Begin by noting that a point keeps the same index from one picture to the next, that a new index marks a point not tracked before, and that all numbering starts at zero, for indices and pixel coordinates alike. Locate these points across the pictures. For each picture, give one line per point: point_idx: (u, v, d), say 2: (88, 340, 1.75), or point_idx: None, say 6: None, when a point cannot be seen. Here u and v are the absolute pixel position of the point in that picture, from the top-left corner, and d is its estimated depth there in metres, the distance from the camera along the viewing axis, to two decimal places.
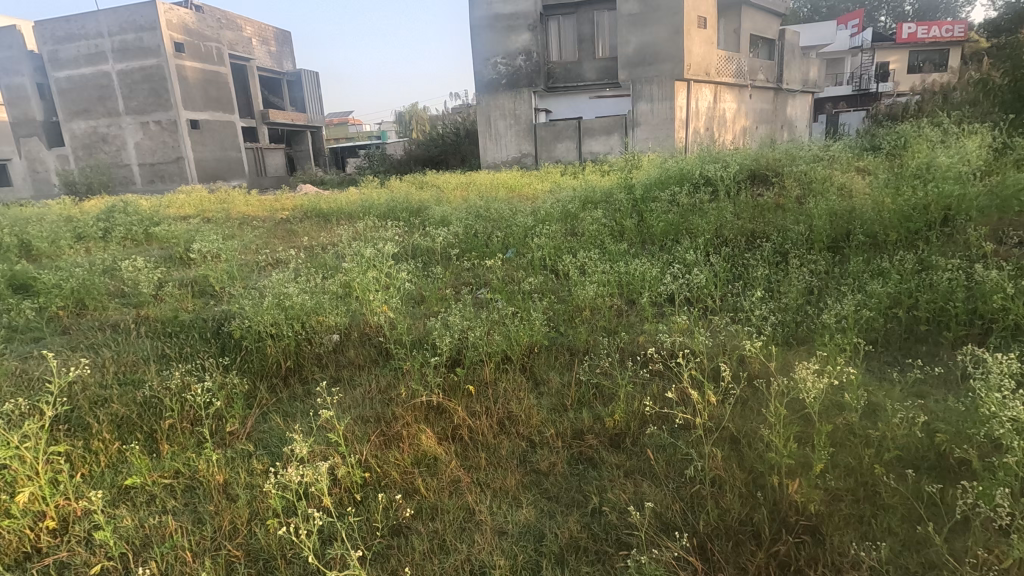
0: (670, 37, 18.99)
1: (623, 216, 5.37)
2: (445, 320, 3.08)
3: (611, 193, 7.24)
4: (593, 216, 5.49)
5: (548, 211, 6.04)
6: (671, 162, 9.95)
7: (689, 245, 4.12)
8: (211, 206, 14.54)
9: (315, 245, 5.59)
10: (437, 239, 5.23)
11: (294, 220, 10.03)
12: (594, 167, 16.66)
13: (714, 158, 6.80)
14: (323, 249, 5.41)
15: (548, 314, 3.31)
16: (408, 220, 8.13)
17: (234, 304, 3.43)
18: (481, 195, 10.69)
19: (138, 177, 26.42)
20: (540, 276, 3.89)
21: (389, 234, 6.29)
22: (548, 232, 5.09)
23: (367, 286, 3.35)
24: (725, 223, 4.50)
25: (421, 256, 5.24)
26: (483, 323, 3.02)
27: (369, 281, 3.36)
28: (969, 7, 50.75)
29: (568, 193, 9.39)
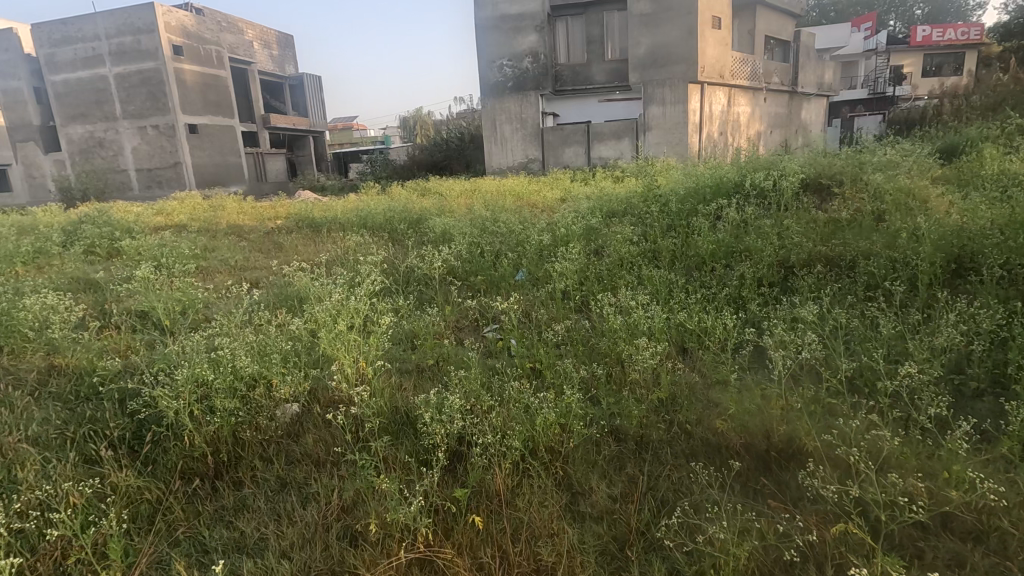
0: (683, 38, 18.16)
1: (659, 233, 4.58)
2: (443, 391, 2.26)
3: (634, 206, 6.47)
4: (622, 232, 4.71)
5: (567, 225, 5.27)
6: (694, 170, 9.18)
7: (753, 280, 3.30)
8: (204, 215, 13.88)
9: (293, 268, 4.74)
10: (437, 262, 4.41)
11: (284, 232, 9.26)
12: (605, 173, 15.89)
13: (751, 165, 6.01)
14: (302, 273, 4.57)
15: (581, 376, 2.49)
16: (406, 234, 7.36)
17: (161, 357, 2.58)
18: (487, 204, 9.95)
19: (135, 182, 25.74)
20: (567, 319, 3.09)
21: (382, 254, 5.51)
22: (568, 251, 4.36)
23: (339, 338, 2.52)
24: (789, 244, 3.68)
25: (417, 283, 4.42)
26: (494, 400, 2.18)
27: (341, 333, 2.53)
28: (980, 11, 49.94)
29: (582, 203, 8.60)
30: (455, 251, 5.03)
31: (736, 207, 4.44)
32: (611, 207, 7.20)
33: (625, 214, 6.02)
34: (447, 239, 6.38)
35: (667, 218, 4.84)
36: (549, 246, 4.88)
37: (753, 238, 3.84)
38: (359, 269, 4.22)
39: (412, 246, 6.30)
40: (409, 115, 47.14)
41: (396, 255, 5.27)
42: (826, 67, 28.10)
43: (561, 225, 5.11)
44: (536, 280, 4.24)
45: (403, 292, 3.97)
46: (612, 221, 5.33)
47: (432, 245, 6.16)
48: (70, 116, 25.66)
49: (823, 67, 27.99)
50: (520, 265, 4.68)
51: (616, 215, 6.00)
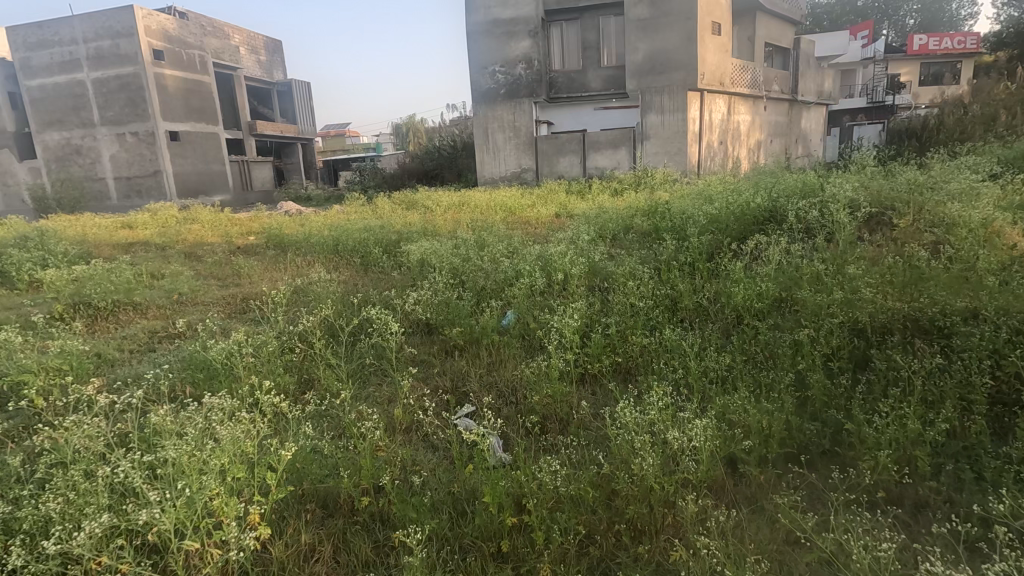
0: (682, 43, 17.44)
1: (680, 273, 3.83)
2: None
3: (642, 234, 5.64)
4: (635, 268, 3.96)
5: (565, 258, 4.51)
6: (704, 190, 8.38)
7: (816, 363, 2.52)
8: (170, 230, 12.83)
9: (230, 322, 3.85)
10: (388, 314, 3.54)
11: (251, 254, 8.35)
12: (602, 185, 15.05)
13: (778, 184, 5.18)
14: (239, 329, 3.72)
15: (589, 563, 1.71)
16: (380, 261, 6.45)
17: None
18: (476, 223, 9.04)
19: (112, 191, 24.68)
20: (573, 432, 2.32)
21: (344, 293, 4.60)
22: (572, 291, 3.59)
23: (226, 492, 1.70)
24: (855, 295, 2.88)
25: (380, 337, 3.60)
26: None
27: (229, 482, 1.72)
28: (974, 20, 49.88)
29: (580, 226, 7.71)
30: (430, 287, 4.23)
31: (774, 240, 3.68)
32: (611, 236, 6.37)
33: (631, 242, 5.23)
34: (424, 269, 5.49)
35: (688, 249, 4.09)
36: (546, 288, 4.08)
37: (804, 285, 3.08)
38: (306, 333, 3.39)
39: (383, 281, 5.39)
40: (402, 122, 46.37)
41: (358, 295, 4.42)
42: (826, 75, 27.55)
43: (558, 259, 4.29)
44: (531, 337, 3.45)
45: (360, 363, 3.16)
46: (619, 250, 4.56)
47: (407, 280, 5.26)
48: (46, 123, 24.59)
49: (823, 75, 27.43)
50: (508, 308, 3.96)
51: (621, 244, 5.21)
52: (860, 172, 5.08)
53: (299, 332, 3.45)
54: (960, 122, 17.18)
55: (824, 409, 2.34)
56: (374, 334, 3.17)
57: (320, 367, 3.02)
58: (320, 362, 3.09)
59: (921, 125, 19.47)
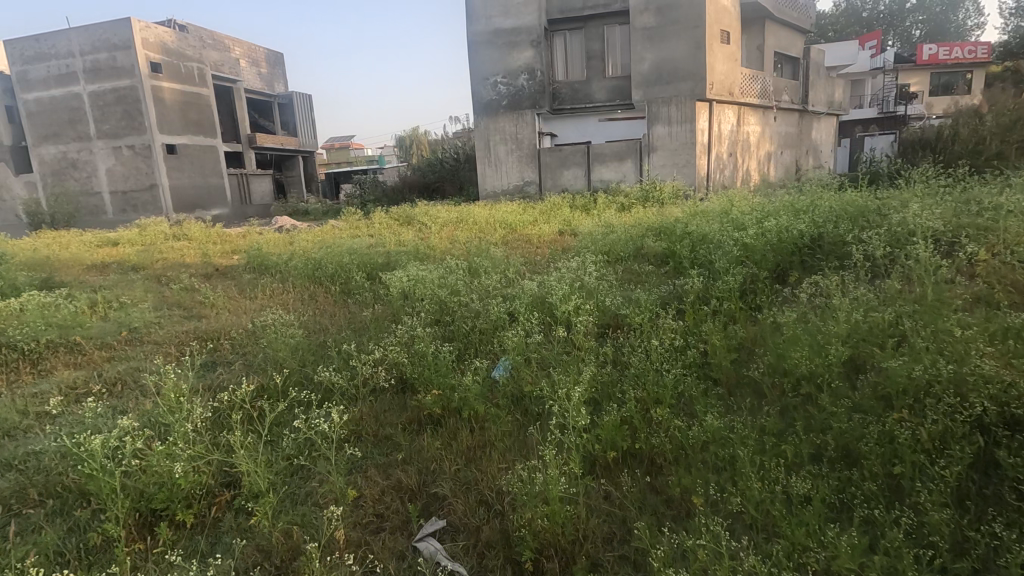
0: (690, 53, 16.86)
1: (715, 322, 3.15)
2: None
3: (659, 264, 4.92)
4: (656, 317, 3.30)
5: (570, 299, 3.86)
6: (721, 210, 7.71)
7: (926, 483, 1.80)
8: (156, 248, 12.23)
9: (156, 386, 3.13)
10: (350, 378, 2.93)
11: (227, 280, 7.66)
12: (608, 200, 14.38)
13: (817, 205, 4.47)
14: (164, 395, 3.00)
15: None
16: (361, 292, 5.73)
17: None
18: (474, 243, 8.37)
19: (108, 206, 24.14)
20: None
21: (308, 341, 3.88)
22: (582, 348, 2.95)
23: None
24: (959, 359, 2.15)
25: (341, 404, 2.94)
26: None
27: None
28: (980, 32, 49.31)
29: (585, 249, 7.00)
30: (408, 334, 3.56)
31: (829, 283, 3.00)
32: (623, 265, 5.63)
33: (645, 276, 4.55)
34: (409, 304, 4.76)
35: (721, 290, 3.40)
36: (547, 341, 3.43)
37: (884, 346, 2.39)
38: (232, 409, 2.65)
39: (358, 319, 4.64)
40: (405, 134, 46.05)
41: (325, 347, 3.76)
42: (836, 85, 26.95)
43: (561, 300, 3.61)
44: (529, 411, 2.78)
45: (302, 452, 2.47)
46: (633, 287, 3.89)
47: (385, 319, 4.54)
48: (42, 136, 24.14)
49: (833, 85, 26.82)
50: (499, 360, 3.35)
51: (634, 279, 4.53)
52: (913, 193, 4.39)
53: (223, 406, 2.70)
54: (977, 132, 16.54)
55: (949, 553, 1.64)
56: (299, 428, 2.36)
57: (245, 458, 2.30)
58: (250, 454, 2.37)
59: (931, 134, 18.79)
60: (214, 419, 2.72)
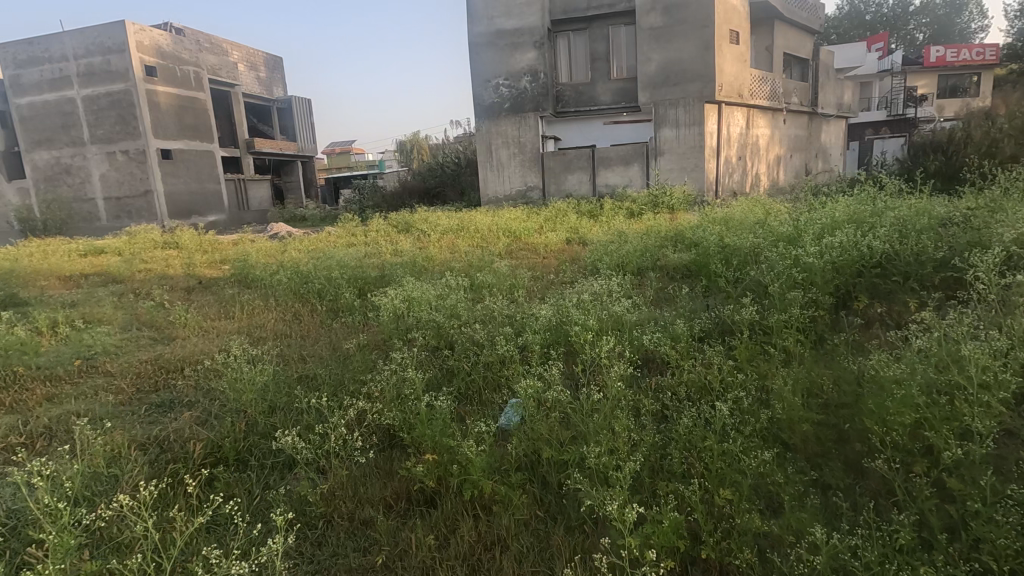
0: (699, 53, 16.27)
1: (781, 369, 2.54)
2: None
3: (692, 285, 4.33)
4: (706, 360, 2.71)
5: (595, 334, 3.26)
6: (745, 220, 7.09)
7: None
8: (141, 259, 11.63)
9: (75, 458, 2.52)
10: (314, 447, 2.36)
11: (208, 296, 7.04)
12: (615, 206, 13.78)
13: (879, 215, 3.82)
14: (80, 473, 2.38)
15: None
16: (353, 313, 5.12)
17: None
18: (475, 254, 7.76)
19: (101, 212, 23.55)
20: None
21: (280, 381, 3.29)
22: (619, 405, 2.35)
23: None
24: None
25: (308, 478, 2.34)
26: None
27: None
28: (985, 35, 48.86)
29: (599, 264, 6.34)
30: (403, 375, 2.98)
31: (932, 319, 2.40)
32: (647, 280, 5.01)
33: (677, 297, 3.96)
34: (408, 331, 4.14)
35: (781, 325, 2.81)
36: (572, 391, 2.83)
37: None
38: (145, 509, 2.04)
39: (346, 347, 4.03)
40: (406, 139, 45.55)
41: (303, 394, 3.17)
42: (846, 87, 26.37)
43: (585, 335, 3.01)
44: (551, 491, 2.20)
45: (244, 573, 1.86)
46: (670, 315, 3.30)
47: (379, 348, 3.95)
48: (35, 141, 23.61)
49: (842, 87, 26.24)
50: (513, 411, 2.77)
51: (666, 300, 3.93)
52: (992, 202, 3.73)
53: (139, 503, 2.09)
54: (990, 134, 15.99)
55: None
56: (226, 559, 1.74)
57: None
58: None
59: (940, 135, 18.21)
60: (127, 521, 2.13)
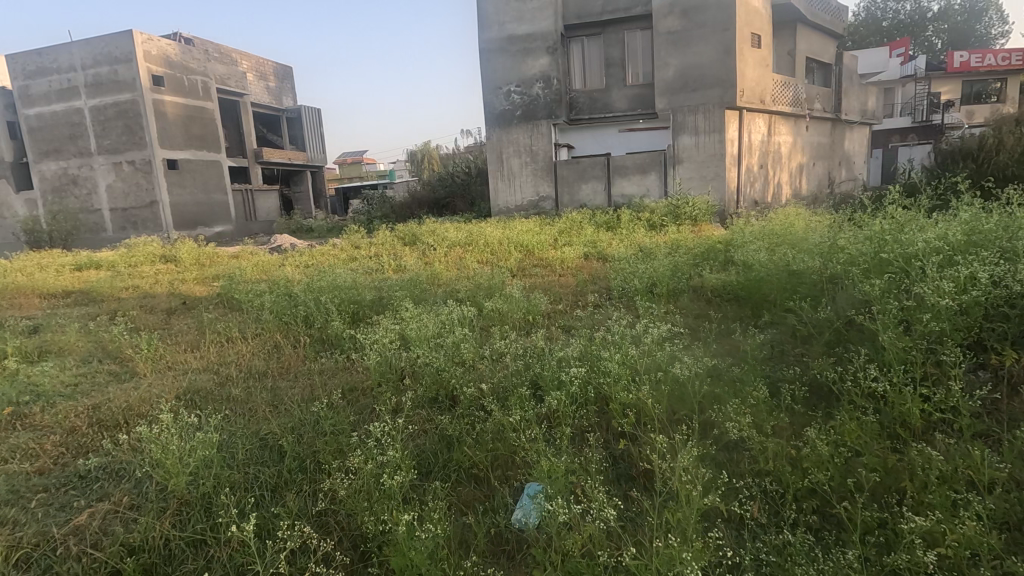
0: (719, 57, 15.51)
1: (916, 482, 1.83)
2: None
3: (754, 326, 3.59)
4: (803, 453, 2.01)
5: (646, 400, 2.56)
6: (789, 238, 6.27)
7: None
8: (133, 274, 10.96)
9: None
10: None
11: (188, 320, 6.32)
12: (634, 217, 13.02)
13: (1007, 236, 2.98)
14: None
15: None
16: (344, 348, 4.40)
17: None
18: (484, 273, 7.03)
19: (108, 223, 23.16)
20: None
21: (232, 464, 2.59)
22: (691, 547, 1.65)
23: None
24: None
25: None
26: None
27: None
28: (1003, 41, 47.87)
29: (630, 297, 5.58)
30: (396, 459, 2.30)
31: None
32: (689, 313, 4.25)
33: (740, 338, 3.23)
34: (413, 379, 3.44)
35: (902, 400, 2.07)
36: (614, 495, 2.13)
37: None
38: None
39: (333, 399, 3.34)
40: (416, 149, 45.14)
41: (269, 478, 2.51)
42: (869, 93, 25.42)
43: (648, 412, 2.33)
44: None
45: None
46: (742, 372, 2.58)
47: (375, 402, 3.24)
48: (44, 152, 23.30)
49: (867, 92, 25.29)
50: (534, 519, 2.08)
51: (727, 343, 3.19)
52: None
53: None
54: None
55: None
56: None
57: None
58: None
59: (969, 140, 17.27)
60: None
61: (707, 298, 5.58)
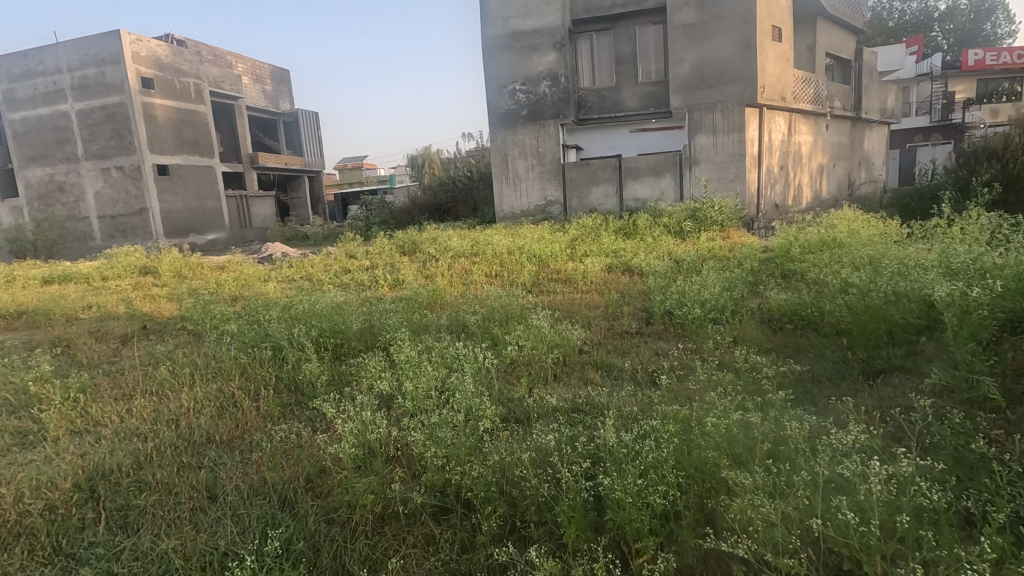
0: (739, 52, 14.44)
1: None
2: None
3: (877, 414, 2.64)
4: None
5: (815, 564, 1.75)
6: (862, 254, 5.18)
7: None
8: (104, 289, 9.84)
9: None
10: None
11: (142, 353, 5.18)
12: (653, 222, 11.90)
13: None
14: None
15: None
16: (318, 403, 3.40)
17: None
18: (494, 290, 5.96)
19: (96, 231, 22.09)
20: None
21: None
22: None
23: None
24: None
25: None
26: None
27: None
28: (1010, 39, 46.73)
29: (684, 330, 4.47)
30: None
31: None
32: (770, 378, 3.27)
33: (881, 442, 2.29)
34: (410, 471, 2.47)
35: None
36: None
37: None
38: None
39: (301, 502, 2.39)
40: (417, 153, 44.14)
41: None
42: (888, 91, 24.32)
43: None
44: None
45: None
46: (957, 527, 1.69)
47: (355, 510, 2.27)
48: (29, 158, 22.22)
49: (885, 91, 24.18)
50: None
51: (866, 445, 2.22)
52: None
53: None
54: None
55: None
56: None
57: None
58: None
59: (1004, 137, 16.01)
60: None
61: (769, 321, 4.54)
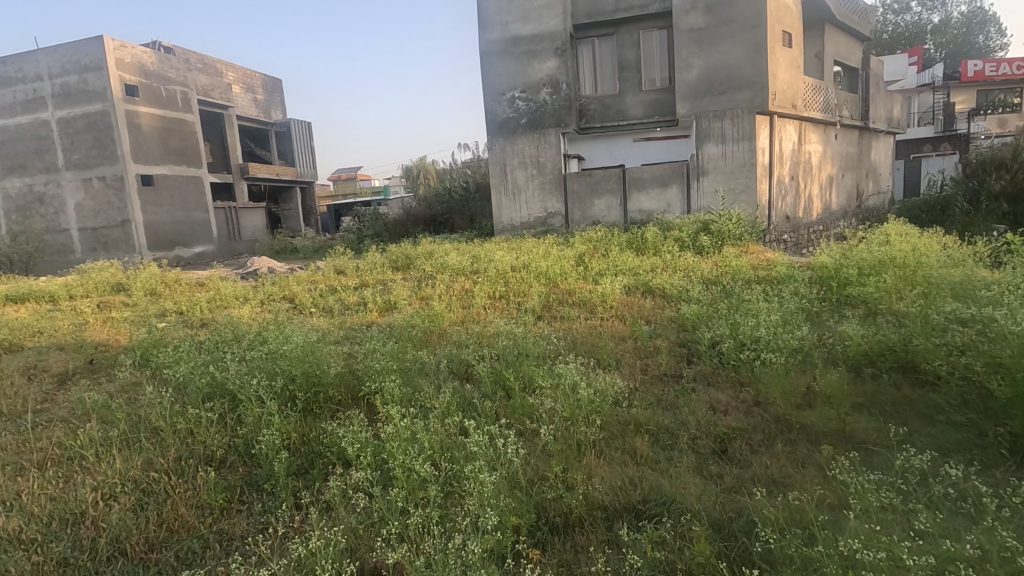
0: (748, 57, 13.69)
1: None
2: None
3: None
4: None
5: None
6: (943, 281, 4.33)
7: None
8: (66, 313, 8.81)
9: None
10: None
11: (75, 403, 4.18)
12: (670, 235, 11.02)
13: None
14: None
15: None
16: (275, 502, 2.50)
17: None
18: (501, 320, 5.07)
19: (76, 244, 20.99)
20: None
21: None
22: None
23: None
24: None
25: None
26: None
27: None
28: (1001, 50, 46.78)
29: (745, 376, 3.59)
30: None
31: None
32: (882, 472, 2.44)
33: None
34: None
35: None
36: None
37: None
38: None
39: None
40: (412, 164, 43.41)
41: None
42: (895, 100, 23.77)
43: None
44: None
45: None
46: None
47: None
48: (6, 168, 21.14)
49: (892, 100, 23.63)
50: None
51: None
52: None
53: None
54: None
55: None
56: None
57: None
58: None
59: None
60: None
61: (847, 364, 3.68)
